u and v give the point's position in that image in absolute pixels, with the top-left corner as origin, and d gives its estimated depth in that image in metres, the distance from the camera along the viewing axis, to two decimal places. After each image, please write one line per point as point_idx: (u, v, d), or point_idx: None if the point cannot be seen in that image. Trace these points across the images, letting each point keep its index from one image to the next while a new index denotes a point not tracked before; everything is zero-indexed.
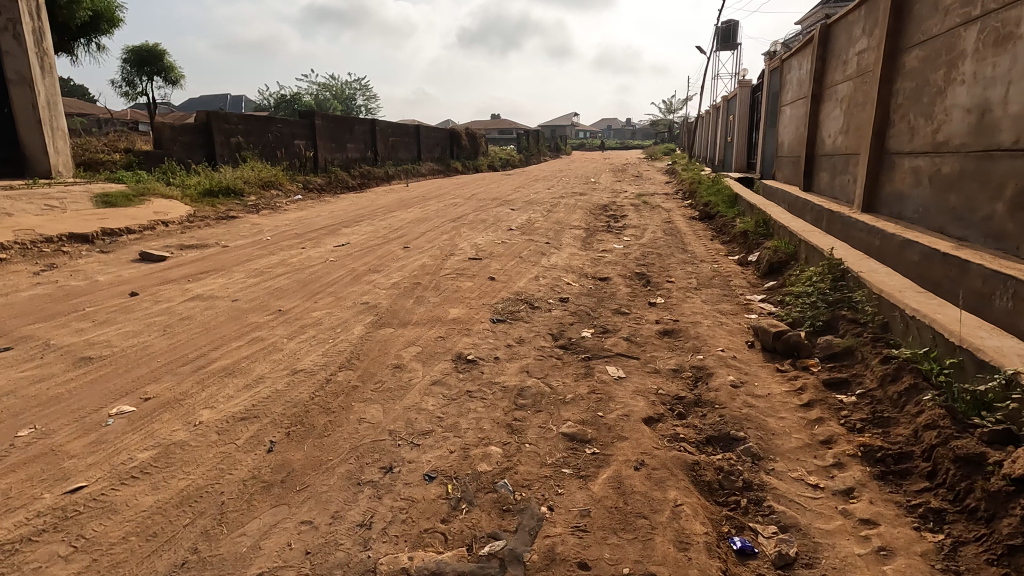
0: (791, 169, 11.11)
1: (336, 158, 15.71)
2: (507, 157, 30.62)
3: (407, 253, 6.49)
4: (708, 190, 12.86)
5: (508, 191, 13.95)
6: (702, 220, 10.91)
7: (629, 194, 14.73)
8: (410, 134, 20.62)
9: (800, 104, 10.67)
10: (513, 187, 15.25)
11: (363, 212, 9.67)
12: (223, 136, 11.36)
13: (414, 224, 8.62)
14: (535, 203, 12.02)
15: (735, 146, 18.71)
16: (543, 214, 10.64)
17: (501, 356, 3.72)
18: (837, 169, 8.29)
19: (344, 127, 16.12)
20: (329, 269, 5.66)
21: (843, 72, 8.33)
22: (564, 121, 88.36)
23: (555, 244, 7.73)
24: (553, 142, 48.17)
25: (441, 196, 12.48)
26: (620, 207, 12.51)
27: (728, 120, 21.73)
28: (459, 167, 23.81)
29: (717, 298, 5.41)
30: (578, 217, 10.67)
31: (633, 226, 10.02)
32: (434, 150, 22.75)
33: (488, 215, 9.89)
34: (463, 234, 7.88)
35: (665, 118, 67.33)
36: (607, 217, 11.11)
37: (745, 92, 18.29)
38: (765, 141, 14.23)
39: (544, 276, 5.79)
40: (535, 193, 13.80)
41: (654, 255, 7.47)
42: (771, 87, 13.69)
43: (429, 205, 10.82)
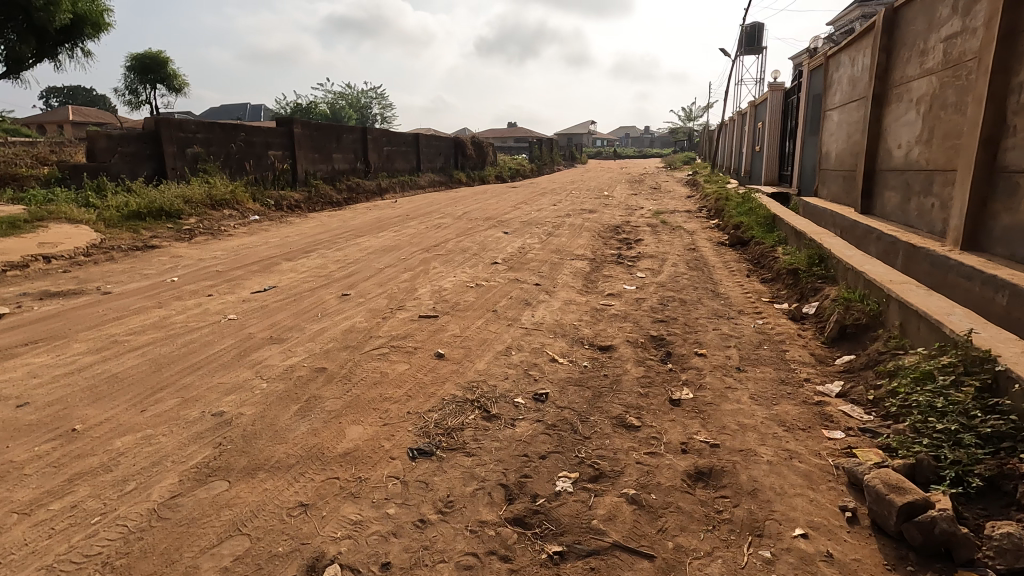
0: (841, 186, 9.27)
1: (319, 170, 14.25)
2: (517, 167, 29.07)
3: (343, 304, 4.88)
4: (738, 208, 11.06)
5: (508, 208, 12.32)
6: (732, 246, 9.13)
7: (645, 211, 12.99)
8: (408, 144, 19.17)
9: (853, 108, 8.84)
10: (515, 203, 13.64)
11: (325, 238, 8.11)
12: (175, 147, 9.93)
13: (378, 255, 7.03)
14: (533, 224, 10.35)
15: (765, 157, 16.83)
16: (540, 239, 8.96)
17: (396, 556, 2.04)
18: (914, 189, 6.49)
19: (330, 136, 14.66)
20: (219, 334, 4.08)
21: (920, 65, 6.52)
22: (581, 129, 86.86)
23: (545, 285, 6.06)
24: (568, 151, 46.63)
25: (430, 215, 10.90)
26: (634, 228, 10.79)
27: (755, 127, 19.89)
28: (463, 178, 22.24)
29: (771, 388, 3.66)
30: (581, 243, 8.97)
31: (649, 255, 8.29)
32: (436, 160, 21.29)
33: (472, 241, 8.25)
34: (431, 271, 6.25)
35: (685, 126, 65.28)
36: (616, 242, 9.40)
37: (777, 96, 16.42)
38: (804, 152, 12.37)
39: (519, 347, 4.10)
40: (538, 211, 12.15)
41: (675, 302, 5.73)
42: (812, 89, 11.85)
43: (408, 228, 9.23)
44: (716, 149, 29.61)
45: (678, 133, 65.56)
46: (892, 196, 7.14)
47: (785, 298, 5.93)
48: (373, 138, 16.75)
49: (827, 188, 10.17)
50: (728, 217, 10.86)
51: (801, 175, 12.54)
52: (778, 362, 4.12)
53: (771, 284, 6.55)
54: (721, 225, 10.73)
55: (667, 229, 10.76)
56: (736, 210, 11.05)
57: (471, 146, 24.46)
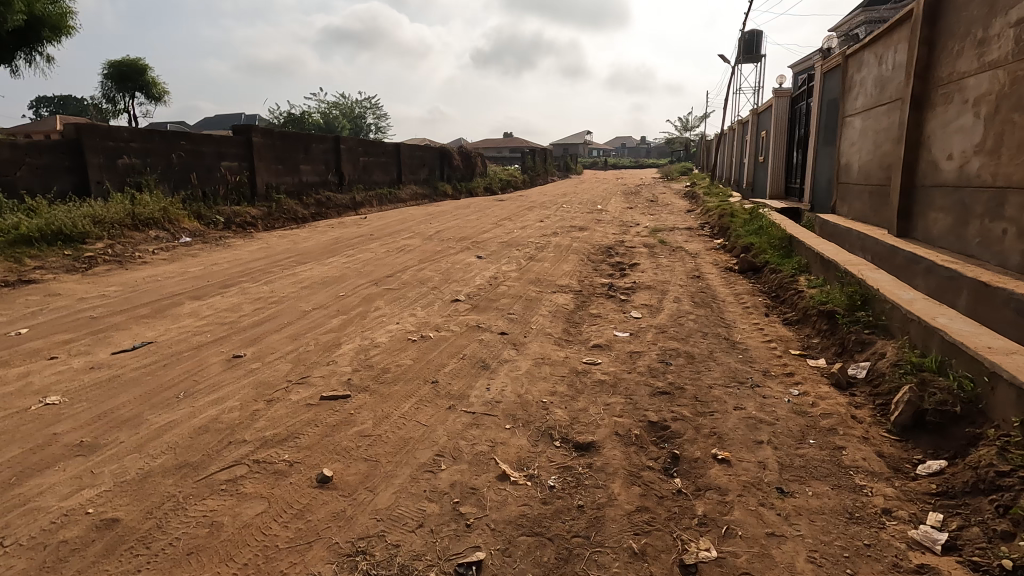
0: (868, 202, 8.03)
1: (284, 183, 12.98)
2: (508, 179, 27.91)
3: (228, 372, 3.56)
4: (745, 227, 9.81)
5: (488, 226, 11.05)
6: (742, 273, 7.86)
7: (641, 228, 11.74)
8: (388, 154, 17.95)
9: (882, 113, 7.63)
10: (498, 219, 12.40)
11: (260, 266, 6.80)
12: (102, 158, 8.67)
13: (313, 290, 5.72)
14: (514, 245, 9.06)
15: (770, 169, 15.65)
16: (519, 265, 7.68)
17: None
18: (975, 211, 5.23)
19: (296, 146, 13.41)
20: (11, 435, 2.75)
21: (979, 57, 5.27)
22: (577, 140, 86.15)
23: (515, 334, 4.77)
24: (562, 161, 45.62)
25: (397, 235, 9.61)
26: (628, 249, 9.53)
27: (758, 136, 18.74)
28: (448, 191, 21.00)
29: (838, 532, 2.36)
30: (566, 270, 7.68)
31: (646, 285, 7.01)
32: (419, 171, 20.08)
33: (436, 269, 6.95)
34: (372, 314, 4.97)
35: (682, 136, 64.44)
36: (608, 268, 8.12)
37: (782, 104, 15.26)
38: (817, 164, 11.18)
39: (454, 453, 2.78)
40: (521, 229, 10.87)
41: (680, 358, 4.44)
42: (826, 94, 10.66)
43: (365, 252, 7.94)
44: (715, 160, 28.52)
45: (675, 144, 64.67)
46: (941, 218, 5.89)
47: (820, 351, 4.65)
48: (347, 148, 15.50)
49: (848, 204, 8.94)
50: (734, 236, 9.62)
51: (813, 190, 11.35)
52: (836, 471, 2.82)
53: (799, 329, 5.27)
54: (727, 246, 9.47)
55: (666, 250, 9.49)
56: (743, 228, 9.81)
57: (458, 157, 23.23)
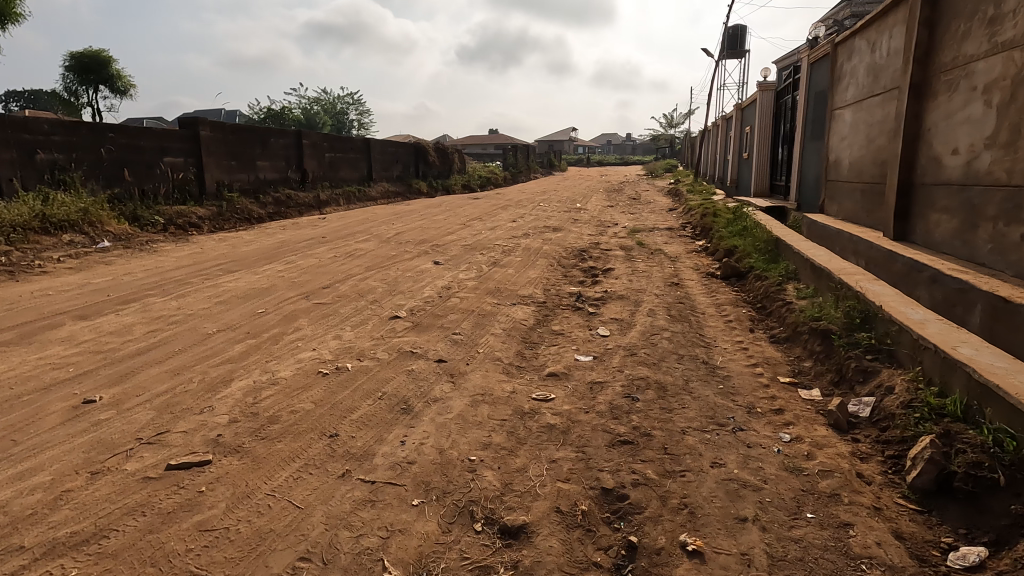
0: (860, 201, 7.39)
1: (237, 181, 12.09)
2: (487, 175, 27.15)
3: (65, 426, 2.77)
4: (729, 227, 9.16)
5: (455, 227, 10.28)
6: (725, 279, 7.18)
7: (619, 228, 11.05)
8: (357, 149, 17.08)
9: (875, 104, 6.98)
10: (467, 219, 11.64)
11: (180, 275, 5.98)
12: (15, 152, 7.78)
13: (228, 306, 4.92)
14: (478, 248, 8.31)
15: (755, 165, 15.05)
16: (480, 272, 6.92)
17: None
18: (987, 213, 4.57)
19: (251, 140, 12.50)
20: None
21: (991, 37, 4.60)
22: (562, 136, 85.50)
23: (456, 360, 4.02)
24: (545, 158, 44.92)
25: (352, 237, 8.81)
26: (603, 251, 8.83)
27: (742, 132, 18.13)
28: (422, 188, 20.19)
29: None
30: (532, 277, 6.94)
31: (619, 295, 6.30)
32: (392, 168, 19.24)
33: (382, 277, 6.18)
34: (287, 338, 4.18)
35: (667, 133, 64.05)
36: (578, 274, 7.42)
37: (767, 97, 14.64)
38: (804, 160, 10.56)
39: (327, 553, 2.03)
40: (490, 230, 10.13)
41: (649, 390, 3.72)
42: (814, 85, 10.02)
43: (309, 257, 7.14)
44: (699, 156, 27.98)
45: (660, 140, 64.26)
46: (945, 220, 5.23)
47: (815, 379, 3.96)
48: (310, 143, 14.61)
49: (839, 203, 8.30)
50: (717, 238, 8.97)
51: (800, 187, 10.73)
52: (842, 567, 2.11)
53: (788, 349, 4.58)
54: (709, 248, 8.81)
55: (644, 253, 8.80)
56: (727, 229, 9.16)
57: (434, 153, 22.39)
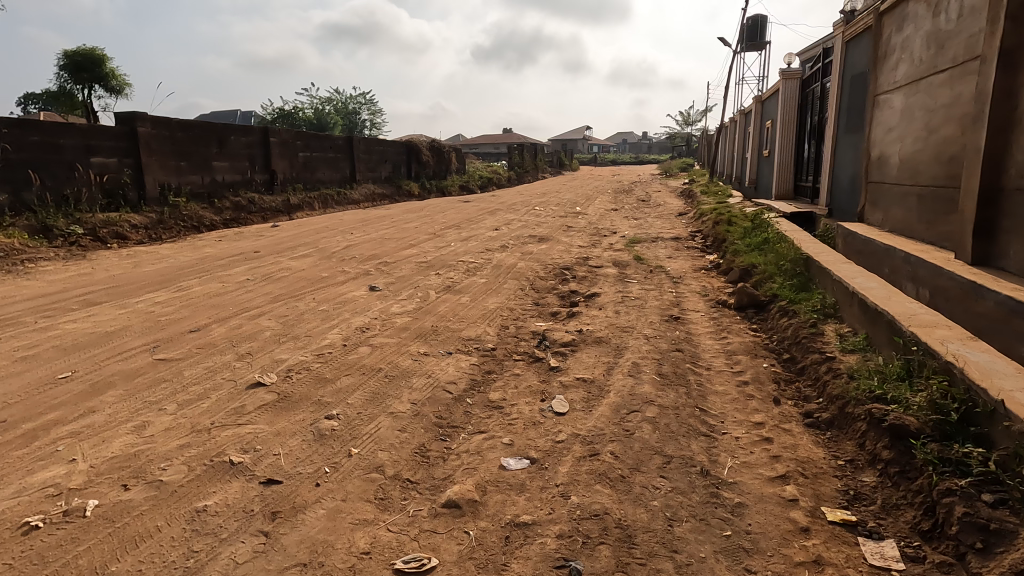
0: (916, 210, 5.75)
1: (188, 183, 10.79)
2: (490, 176, 25.68)
3: None
4: (746, 239, 7.57)
5: (422, 237, 8.81)
6: (740, 310, 5.59)
7: (616, 238, 9.49)
8: (338, 148, 15.76)
9: (939, 83, 5.34)
10: (443, 226, 10.18)
11: (18, 310, 4.58)
12: None
13: (27, 367, 3.48)
14: (435, 267, 6.83)
15: (777, 164, 13.37)
16: (423, 301, 5.43)
17: None
18: None
19: (205, 138, 11.21)
20: None
21: None
22: (576, 135, 83.78)
23: (302, 475, 2.54)
24: (556, 157, 43.30)
25: (290, 252, 7.38)
26: (591, 269, 7.29)
27: (762, 127, 16.40)
28: (413, 190, 18.79)
29: None
30: (490, 308, 5.43)
31: (597, 334, 4.77)
32: (379, 168, 17.92)
33: (284, 313, 4.71)
34: (55, 433, 2.74)
35: (683, 131, 61.85)
36: (553, 303, 5.90)
37: (791, 86, 12.94)
38: (837, 158, 8.91)
39: None
40: (462, 242, 8.65)
41: (602, 547, 2.19)
42: (851, 68, 8.35)
43: (213, 281, 5.71)
44: (715, 155, 26.17)
45: (676, 139, 62.10)
46: None
47: (884, 516, 2.41)
48: (279, 141, 13.28)
49: (885, 211, 6.65)
50: (731, 253, 7.38)
51: (832, 190, 9.08)
52: None
53: (834, 444, 3.02)
54: (722, 265, 7.22)
55: (640, 271, 7.24)
56: (744, 242, 7.57)
57: (428, 152, 20.97)
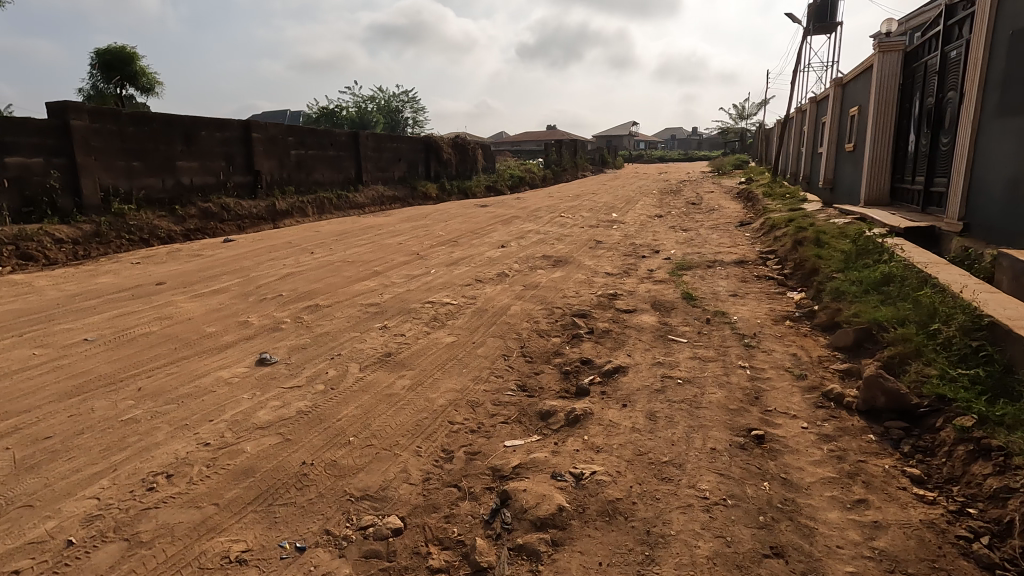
0: None
1: (142, 187, 9.13)
2: (522, 175, 23.53)
3: None
4: (854, 274, 5.11)
5: (398, 259, 6.74)
6: (869, 419, 3.22)
7: (657, 261, 7.15)
8: (341, 145, 14.00)
9: None
10: (437, 241, 8.09)
11: None
12: None
13: None
14: (387, 313, 4.73)
15: (867, 160, 10.65)
16: (327, 390, 3.32)
17: None
18: None
19: (167, 134, 9.56)
20: None
21: None
22: (621, 131, 80.62)
23: None
24: (598, 154, 40.64)
25: (203, 285, 5.42)
26: (615, 316, 5.03)
27: (841, 117, 13.60)
28: (430, 192, 16.90)
29: None
30: (435, 406, 3.25)
31: (609, 486, 2.52)
32: (392, 167, 16.13)
33: (52, 431, 2.67)
34: None
35: (737, 126, 57.75)
36: (547, 389, 3.67)
37: (889, 62, 10.17)
38: (980, 152, 6.31)
39: None
40: (449, 267, 6.51)
41: None
42: (1012, 21, 5.75)
43: (28, 344, 3.76)
44: (776, 151, 23.15)
45: (728, 134, 58.08)
46: None
47: None
48: (264, 136, 11.60)
49: None
50: (831, 297, 4.95)
51: (969, 196, 6.49)
52: None
53: None
54: (818, 316, 4.79)
55: (691, 321, 4.91)
56: (850, 278, 5.12)
57: (450, 150, 18.96)
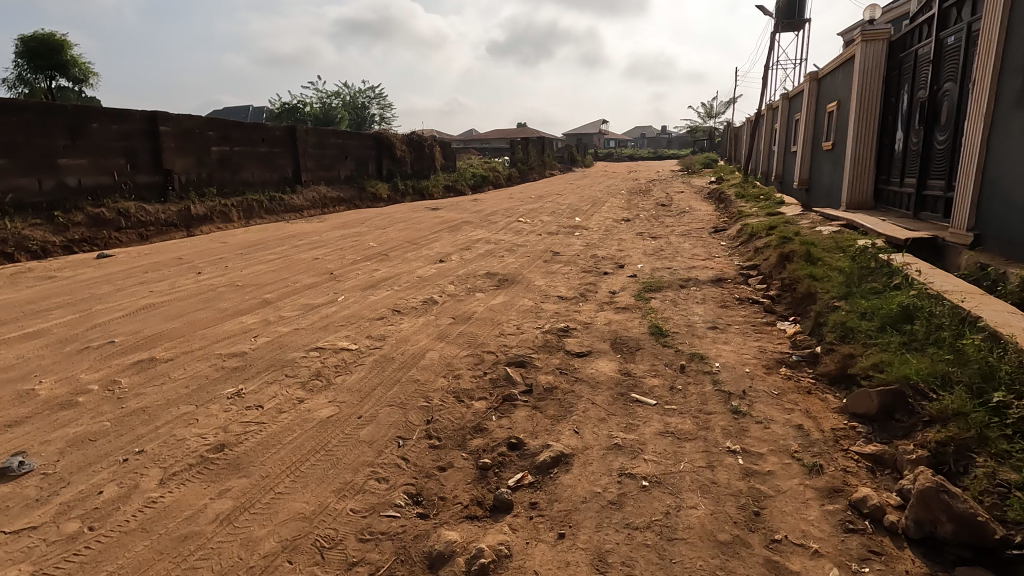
0: None
1: (10, 190, 7.59)
2: (485, 174, 22.27)
3: None
4: (863, 304, 4.06)
5: (304, 282, 5.44)
6: (931, 557, 2.11)
7: (621, 279, 6.04)
8: (275, 141, 12.53)
9: None
10: (363, 255, 6.80)
11: None
12: None
13: None
14: (250, 368, 3.46)
15: (848, 160, 9.77)
16: (79, 534, 2.05)
17: None
18: None
19: (46, 126, 8.02)
20: None
21: None
22: (591, 129, 80.02)
23: None
24: (566, 152, 39.63)
25: (15, 327, 4.04)
26: (564, 363, 3.88)
27: (817, 114, 12.77)
28: (381, 193, 15.53)
29: None
30: (252, 561, 2.01)
31: None
32: (338, 165, 14.70)
33: None
34: None
35: (705, 125, 57.57)
36: (451, 502, 2.47)
37: (873, 52, 9.28)
38: (995, 152, 5.37)
39: None
40: (365, 291, 5.26)
41: None
42: None
43: None
44: (746, 150, 22.48)
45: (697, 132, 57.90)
46: None
47: None
48: (177, 130, 10.08)
49: None
50: (837, 336, 3.88)
51: (981, 204, 5.54)
52: None
53: None
54: (823, 363, 3.71)
55: (661, 371, 3.78)
56: (858, 310, 4.07)
57: (404, 146, 17.58)
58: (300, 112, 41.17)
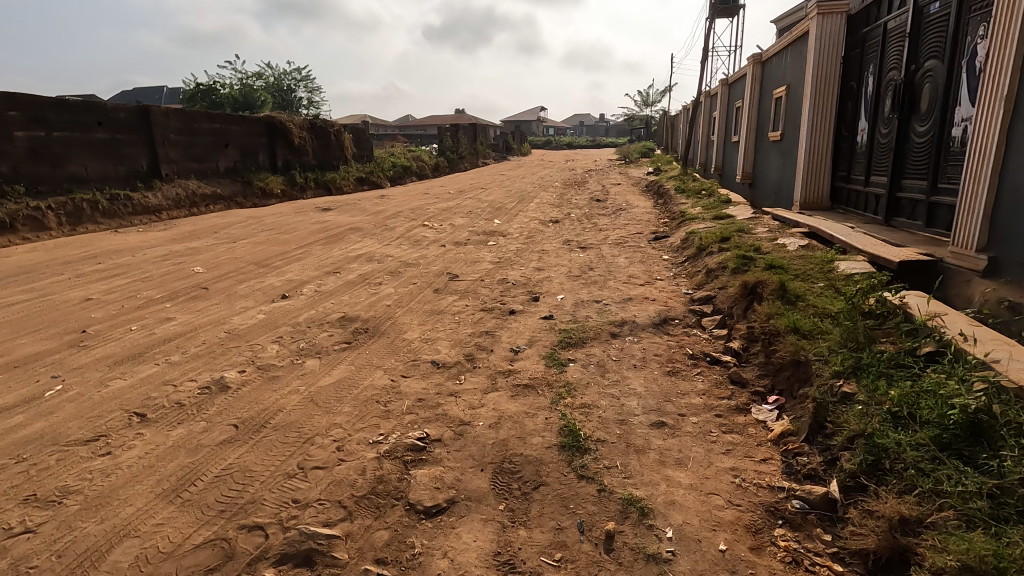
0: None
1: None
2: (408, 164, 20.12)
3: None
4: (894, 399, 2.52)
5: (18, 354, 3.37)
6: None
7: (532, 323, 4.34)
8: (120, 124, 9.99)
9: None
10: (170, 291, 4.74)
11: None
12: None
13: None
14: None
15: (802, 154, 8.47)
16: None
17: None
18: None
19: None
20: None
21: None
22: (529, 117, 78.45)
23: None
24: (501, 140, 37.81)
25: None
26: (396, 538, 2.11)
27: (761, 101, 11.55)
28: (273, 188, 13.18)
29: None
30: None
31: None
32: (216, 155, 12.26)
33: None
34: None
35: (642, 113, 56.94)
36: None
37: (830, 27, 7.94)
38: (1019, 148, 3.99)
39: None
40: (115, 369, 3.27)
41: None
42: None
43: None
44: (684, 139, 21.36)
45: (634, 121, 57.55)
46: None
47: None
48: None
49: None
50: (864, 465, 2.32)
51: (996, 218, 4.21)
52: None
53: None
54: (848, 525, 2.13)
55: (570, 553, 2.07)
56: (886, 409, 2.52)
57: (304, 133, 15.17)
58: (206, 92, 37.14)
